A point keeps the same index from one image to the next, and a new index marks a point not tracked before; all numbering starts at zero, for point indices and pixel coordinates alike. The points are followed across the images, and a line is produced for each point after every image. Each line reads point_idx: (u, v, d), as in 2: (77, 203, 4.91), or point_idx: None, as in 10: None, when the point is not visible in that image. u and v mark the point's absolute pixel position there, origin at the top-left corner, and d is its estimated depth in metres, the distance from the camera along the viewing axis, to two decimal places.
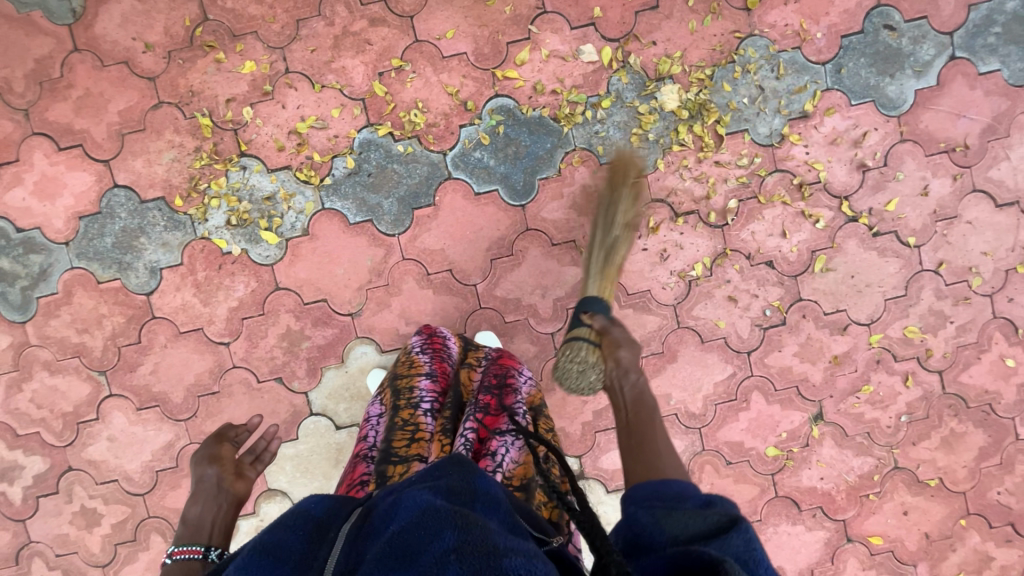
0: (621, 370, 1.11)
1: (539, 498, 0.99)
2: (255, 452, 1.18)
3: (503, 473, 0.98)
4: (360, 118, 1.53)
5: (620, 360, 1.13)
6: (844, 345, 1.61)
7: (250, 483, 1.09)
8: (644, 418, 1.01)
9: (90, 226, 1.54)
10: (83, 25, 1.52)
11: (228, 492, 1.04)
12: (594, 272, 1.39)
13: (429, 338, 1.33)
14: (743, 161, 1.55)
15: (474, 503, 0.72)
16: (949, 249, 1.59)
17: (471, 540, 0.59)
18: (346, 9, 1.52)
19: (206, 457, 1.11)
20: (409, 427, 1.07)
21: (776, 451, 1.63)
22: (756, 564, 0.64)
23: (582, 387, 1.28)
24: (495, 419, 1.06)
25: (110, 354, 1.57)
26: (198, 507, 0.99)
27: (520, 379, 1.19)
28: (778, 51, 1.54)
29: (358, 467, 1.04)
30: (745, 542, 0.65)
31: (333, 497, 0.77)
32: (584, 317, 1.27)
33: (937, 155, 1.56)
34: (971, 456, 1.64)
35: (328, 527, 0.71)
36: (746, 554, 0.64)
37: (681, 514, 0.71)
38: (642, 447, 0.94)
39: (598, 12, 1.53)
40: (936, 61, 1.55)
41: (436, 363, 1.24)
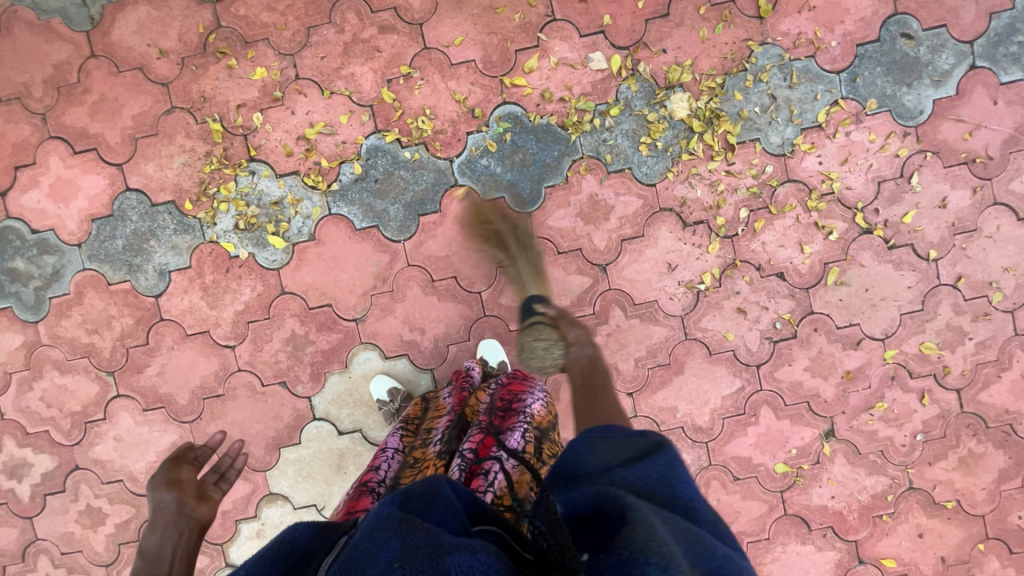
0: (579, 344, 1.27)
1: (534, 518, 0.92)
2: (219, 471, 1.15)
3: (495, 490, 0.93)
4: (368, 124, 1.53)
5: (572, 336, 1.29)
6: (858, 360, 1.57)
7: (214, 505, 1.05)
8: (599, 379, 1.18)
9: (102, 228, 1.56)
10: (100, 32, 1.54)
11: (189, 517, 0.99)
12: (527, 278, 1.50)
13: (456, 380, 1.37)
14: (754, 171, 1.53)
15: (433, 504, 0.68)
16: (968, 263, 1.54)
17: (416, 549, 0.58)
18: (356, 16, 1.53)
19: (165, 482, 1.05)
20: (417, 463, 1.07)
21: (785, 468, 1.59)
22: (678, 481, 0.67)
23: (546, 366, 1.33)
24: (492, 441, 1.04)
25: (119, 354, 1.59)
26: (157, 536, 0.96)
27: (528, 400, 1.18)
28: (791, 59, 1.51)
29: (361, 497, 1.02)
30: (668, 463, 0.69)
31: (317, 526, 0.73)
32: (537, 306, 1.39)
33: (956, 166, 1.52)
34: (990, 478, 1.58)
35: (308, 559, 0.69)
36: (669, 476, 0.67)
37: (616, 443, 0.76)
38: (595, 397, 1.12)
39: (608, 20, 1.52)
40: (955, 70, 1.51)
41: (455, 396, 1.28)
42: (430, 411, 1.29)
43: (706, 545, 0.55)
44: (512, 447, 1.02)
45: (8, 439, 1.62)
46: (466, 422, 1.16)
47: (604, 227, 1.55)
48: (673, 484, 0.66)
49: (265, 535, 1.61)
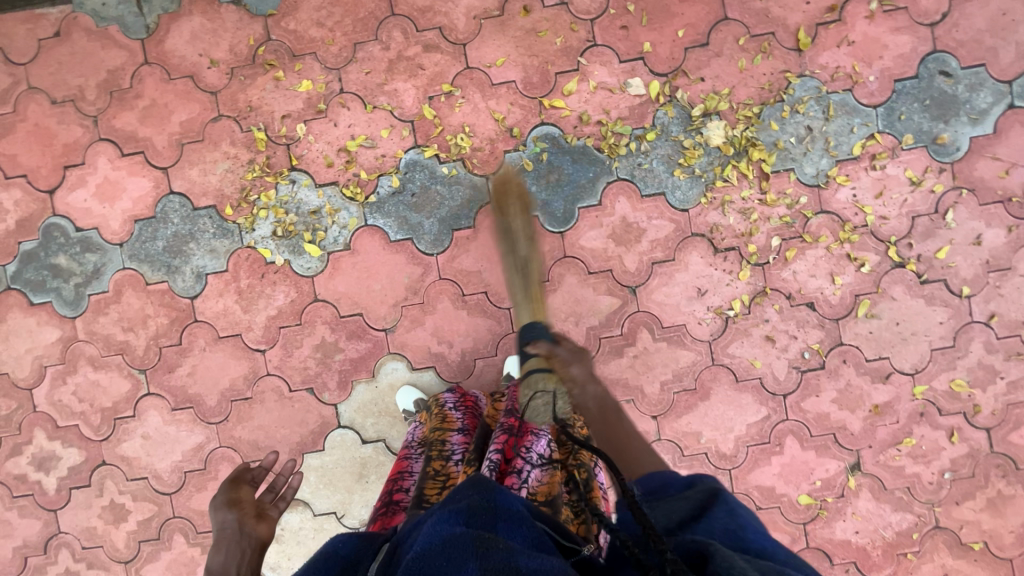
0: (579, 387, 1.12)
1: (566, 514, 0.99)
2: (275, 490, 1.13)
3: (529, 489, 1.00)
4: (408, 139, 1.57)
5: (575, 376, 1.13)
6: (886, 394, 1.56)
7: (272, 524, 1.03)
8: (621, 428, 1.05)
9: (144, 229, 1.60)
10: (154, 40, 1.60)
11: (250, 536, 0.97)
12: (522, 300, 1.42)
13: (461, 396, 1.35)
14: (788, 200, 1.54)
15: (497, 519, 0.73)
16: (1001, 302, 1.53)
17: (496, 567, 0.62)
18: (402, 34, 1.57)
19: (224, 504, 1.06)
20: (441, 475, 1.08)
21: (809, 500, 1.57)
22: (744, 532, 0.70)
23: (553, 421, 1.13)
24: (521, 442, 1.07)
25: (152, 353, 1.62)
26: (221, 556, 0.94)
27: None
28: (829, 92, 1.53)
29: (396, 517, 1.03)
30: (729, 513, 0.72)
31: (358, 536, 0.78)
32: (530, 348, 1.20)
33: (992, 205, 1.52)
34: (1019, 521, 1.55)
35: (357, 565, 0.73)
36: (733, 527, 0.70)
37: (668, 501, 0.77)
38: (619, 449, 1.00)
39: (648, 47, 1.55)
40: (993, 109, 1.51)
41: (468, 417, 1.26)
42: (438, 420, 1.26)
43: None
44: (540, 447, 1.07)
45: (39, 432, 1.65)
46: (488, 433, 1.17)
47: (636, 249, 1.56)
48: (741, 535, 0.69)
49: (284, 540, 1.62)
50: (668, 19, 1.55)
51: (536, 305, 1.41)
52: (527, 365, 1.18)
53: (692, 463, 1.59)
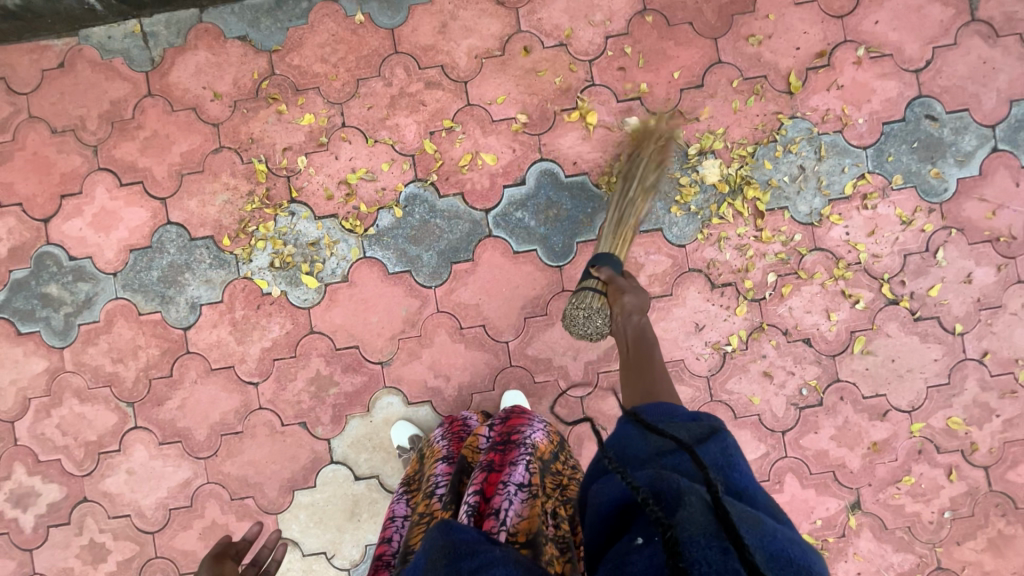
0: (626, 313, 1.26)
1: (550, 552, 1.00)
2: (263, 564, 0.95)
3: (507, 530, 1.00)
4: (409, 173, 1.58)
5: (625, 305, 1.27)
6: (884, 432, 1.56)
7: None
8: (645, 354, 1.19)
9: (139, 259, 1.59)
10: (159, 73, 1.61)
11: None
12: (606, 232, 1.47)
13: (449, 425, 1.36)
14: (782, 237, 1.56)
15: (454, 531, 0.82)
16: (994, 339, 1.55)
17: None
18: (404, 71, 1.60)
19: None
20: (425, 518, 1.08)
21: (809, 540, 1.55)
22: (730, 467, 0.75)
23: (589, 332, 1.40)
24: (497, 480, 1.08)
25: (141, 386, 1.58)
26: None
27: (527, 433, 1.18)
28: (820, 133, 1.57)
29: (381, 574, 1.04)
30: (721, 449, 0.77)
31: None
32: (593, 270, 1.38)
33: (981, 244, 1.55)
34: (1021, 561, 1.54)
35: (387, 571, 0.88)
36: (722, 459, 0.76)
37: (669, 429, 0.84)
38: (643, 370, 1.15)
39: (645, 88, 1.59)
40: (977, 152, 1.56)
41: (453, 445, 1.27)
42: (427, 457, 1.28)
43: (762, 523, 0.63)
44: (517, 483, 1.07)
45: (18, 467, 1.60)
46: (469, 466, 1.18)
47: None
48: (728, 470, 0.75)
49: None
50: (664, 61, 1.59)
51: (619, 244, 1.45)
52: (585, 283, 1.39)
53: None
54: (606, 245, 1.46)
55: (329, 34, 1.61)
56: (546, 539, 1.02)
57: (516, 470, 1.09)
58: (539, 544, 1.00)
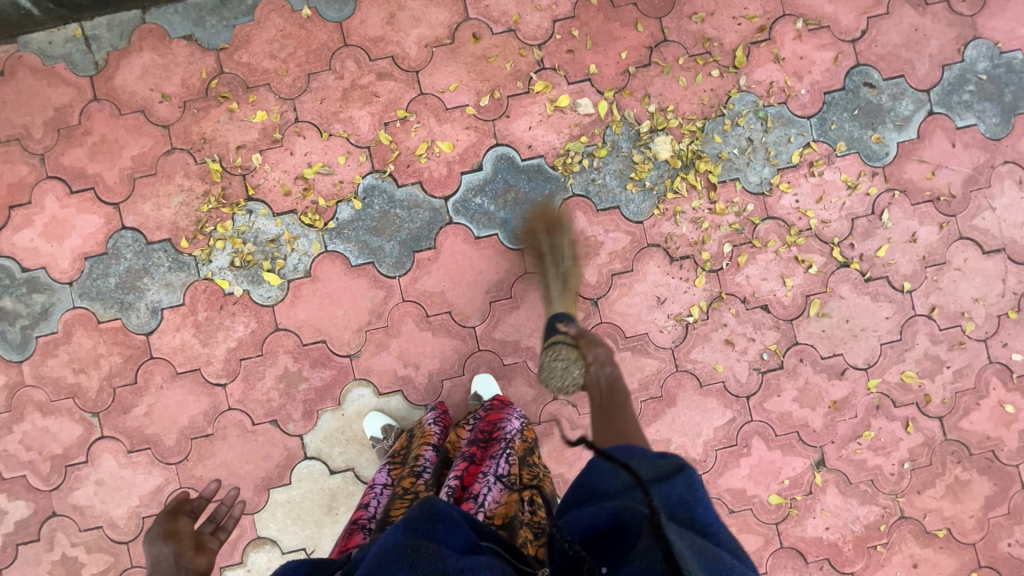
0: (598, 364, 1.28)
1: (523, 537, 1.02)
2: (216, 520, 1.12)
3: (485, 512, 1.02)
4: (365, 165, 1.59)
5: (597, 355, 1.29)
6: (843, 390, 1.61)
7: (213, 555, 1.00)
8: (617, 402, 1.18)
9: (95, 266, 1.56)
10: (104, 77, 1.59)
11: (187, 569, 0.94)
12: (555, 295, 1.52)
13: (442, 413, 1.38)
14: (735, 208, 1.60)
15: (436, 523, 0.74)
16: (940, 294, 1.62)
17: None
18: (355, 63, 1.60)
19: (161, 535, 1.03)
20: (407, 493, 1.10)
21: (779, 500, 1.60)
22: (696, 505, 0.67)
23: (564, 386, 1.37)
24: (478, 469, 1.11)
25: (105, 395, 1.56)
26: None
27: (508, 427, 1.22)
28: (765, 105, 1.62)
29: (354, 535, 1.05)
30: (688, 485, 0.69)
31: (309, 562, 0.76)
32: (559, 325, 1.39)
33: (923, 204, 1.62)
34: (978, 505, 1.61)
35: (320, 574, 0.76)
36: (687, 497, 0.68)
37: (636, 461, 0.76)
38: (614, 417, 1.13)
39: (594, 69, 1.62)
40: (915, 116, 1.63)
41: (444, 434, 1.29)
42: (417, 438, 1.30)
43: (727, 568, 0.57)
44: (497, 472, 1.10)
45: None
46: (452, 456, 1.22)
47: (595, 262, 1.60)
48: (692, 507, 0.67)
49: None
50: (612, 42, 1.62)
51: (571, 302, 1.50)
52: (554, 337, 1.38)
53: None
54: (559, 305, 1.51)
55: (276, 30, 1.60)
56: (521, 524, 1.04)
57: (498, 460, 1.13)
58: (515, 528, 1.02)
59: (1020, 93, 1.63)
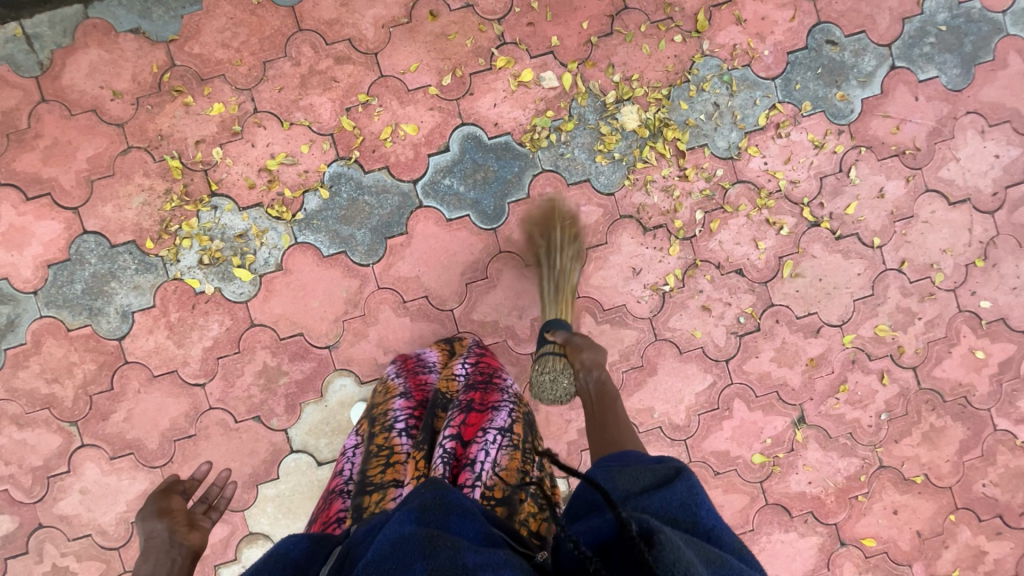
0: (585, 369, 1.23)
1: (523, 512, 1.01)
2: (207, 501, 1.14)
3: (483, 487, 1.01)
4: (330, 152, 1.56)
5: (584, 361, 1.25)
6: (819, 347, 1.64)
7: (206, 533, 1.03)
8: (608, 405, 1.13)
9: (59, 273, 1.53)
10: (50, 77, 1.53)
11: (182, 544, 0.97)
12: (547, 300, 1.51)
13: (403, 363, 1.38)
14: (705, 174, 1.60)
15: (450, 514, 0.77)
16: (910, 247, 1.64)
17: (444, 567, 0.63)
18: (311, 49, 1.56)
19: (153, 512, 1.05)
20: (384, 451, 1.10)
21: (762, 458, 1.63)
22: (697, 506, 0.70)
23: (559, 394, 1.41)
24: (477, 427, 1.10)
25: (81, 403, 1.54)
26: (149, 563, 0.92)
27: (505, 380, 1.26)
28: (730, 69, 1.61)
29: (334, 502, 1.06)
30: (688, 489, 0.71)
31: (309, 538, 0.82)
32: (548, 335, 1.41)
33: (890, 159, 1.63)
34: (952, 450, 1.66)
35: (305, 568, 0.76)
36: (688, 501, 0.70)
37: (633, 470, 0.77)
38: (607, 423, 1.07)
39: (556, 41, 1.59)
40: (878, 71, 1.63)
41: (410, 382, 1.29)
42: (382, 392, 1.29)
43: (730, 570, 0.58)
44: (499, 427, 1.10)
45: None
46: (438, 408, 1.18)
47: (568, 237, 1.59)
48: (693, 511, 0.69)
49: None
50: (572, 13, 1.60)
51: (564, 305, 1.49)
52: (544, 349, 1.41)
53: (648, 439, 1.63)
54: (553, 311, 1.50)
55: (226, 18, 1.55)
56: (520, 500, 1.02)
57: (499, 414, 1.13)
58: (513, 502, 1.01)
59: (980, 42, 1.64)
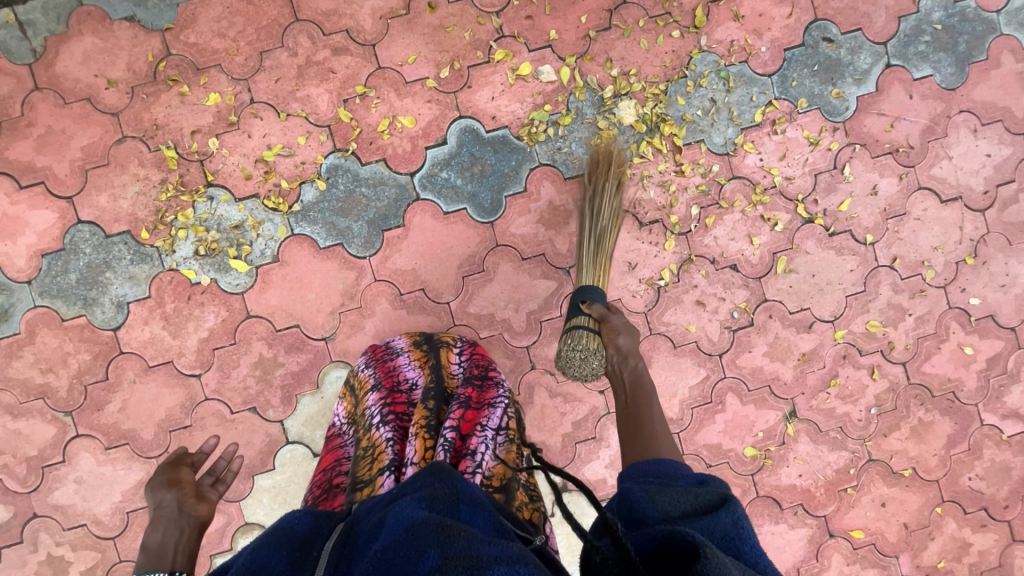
0: (622, 355, 1.23)
1: (519, 498, 1.04)
2: (214, 473, 1.14)
3: (483, 474, 1.03)
4: (327, 144, 1.55)
5: (621, 346, 1.25)
6: (811, 342, 1.66)
7: (212, 505, 1.07)
8: (642, 399, 1.13)
9: (53, 263, 1.52)
10: (44, 64, 1.52)
11: (190, 516, 1.01)
12: (586, 262, 1.46)
13: (374, 352, 1.40)
14: (701, 170, 1.61)
15: (460, 504, 0.78)
16: (902, 245, 1.66)
17: (456, 556, 0.64)
18: (308, 39, 1.55)
19: (163, 483, 1.07)
20: (370, 449, 1.10)
21: (754, 451, 1.66)
22: (740, 541, 0.68)
23: (584, 375, 1.35)
24: (475, 421, 1.11)
25: (76, 393, 1.53)
26: (159, 533, 0.97)
27: (500, 376, 1.27)
28: (727, 65, 1.62)
29: (336, 498, 1.07)
30: (733, 522, 0.69)
31: (314, 513, 0.83)
32: (583, 307, 1.36)
33: (883, 156, 1.65)
34: (940, 444, 1.68)
35: (311, 544, 0.77)
36: (732, 535, 0.68)
37: (674, 492, 0.75)
38: (641, 419, 1.07)
39: (554, 34, 1.59)
40: (873, 69, 1.64)
41: (381, 371, 1.30)
42: (359, 389, 1.31)
43: None
44: (494, 426, 1.11)
45: None
46: (444, 397, 1.18)
47: (565, 231, 1.60)
48: (736, 545, 0.67)
49: None
50: (571, 6, 1.60)
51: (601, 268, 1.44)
52: (576, 322, 1.36)
53: None
54: (589, 277, 1.45)
55: (222, 7, 1.54)
56: (516, 487, 1.06)
57: (494, 412, 1.14)
58: (512, 489, 1.04)
59: (974, 42, 1.66)
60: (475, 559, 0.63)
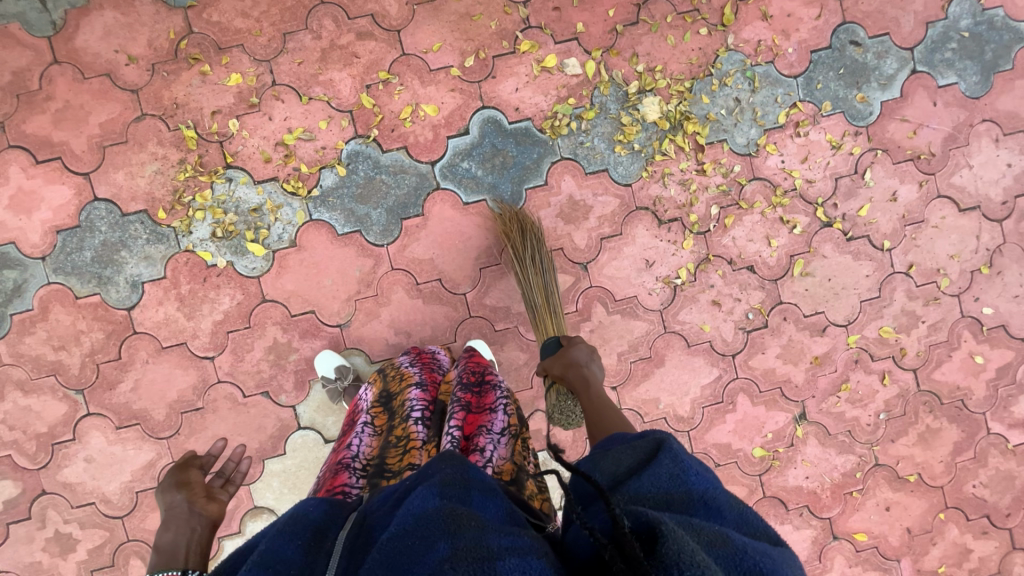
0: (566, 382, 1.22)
1: (529, 490, 1.06)
2: (224, 475, 1.16)
3: (494, 467, 1.05)
4: (348, 129, 1.54)
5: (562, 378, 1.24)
6: (824, 346, 1.67)
7: (224, 504, 1.04)
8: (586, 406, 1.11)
9: (68, 240, 1.50)
10: (63, 38, 1.49)
11: (201, 515, 0.99)
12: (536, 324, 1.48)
13: (417, 354, 1.39)
14: (722, 169, 1.61)
15: (471, 491, 0.77)
16: (918, 252, 1.66)
17: (466, 547, 0.63)
18: (333, 22, 1.53)
19: (173, 485, 1.06)
20: (400, 441, 1.10)
21: (762, 452, 1.67)
22: (686, 474, 0.70)
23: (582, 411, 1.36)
24: (480, 422, 1.12)
25: (88, 371, 1.53)
26: (170, 532, 0.94)
27: (496, 376, 1.23)
28: (753, 65, 1.61)
29: (341, 475, 1.06)
30: (673, 461, 0.72)
31: (328, 502, 0.83)
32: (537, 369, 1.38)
33: (904, 163, 1.64)
34: (946, 451, 1.70)
35: (325, 533, 0.77)
36: (677, 475, 0.70)
37: (616, 455, 0.78)
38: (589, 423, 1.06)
39: (581, 27, 1.58)
40: (898, 74, 1.64)
41: (426, 373, 1.28)
42: (389, 379, 1.29)
43: (733, 544, 0.57)
44: (499, 429, 1.11)
45: None
46: (444, 408, 1.19)
47: (584, 226, 1.60)
48: (683, 480, 0.69)
49: None
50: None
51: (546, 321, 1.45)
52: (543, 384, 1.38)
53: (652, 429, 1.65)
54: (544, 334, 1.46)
55: None
56: (525, 479, 1.08)
57: (498, 415, 1.13)
58: (522, 482, 1.05)
59: (1000, 50, 1.65)
60: (487, 551, 0.62)
